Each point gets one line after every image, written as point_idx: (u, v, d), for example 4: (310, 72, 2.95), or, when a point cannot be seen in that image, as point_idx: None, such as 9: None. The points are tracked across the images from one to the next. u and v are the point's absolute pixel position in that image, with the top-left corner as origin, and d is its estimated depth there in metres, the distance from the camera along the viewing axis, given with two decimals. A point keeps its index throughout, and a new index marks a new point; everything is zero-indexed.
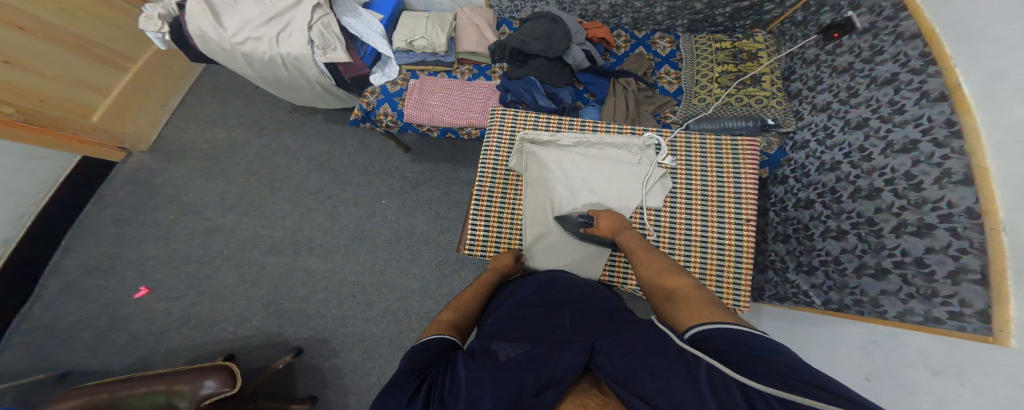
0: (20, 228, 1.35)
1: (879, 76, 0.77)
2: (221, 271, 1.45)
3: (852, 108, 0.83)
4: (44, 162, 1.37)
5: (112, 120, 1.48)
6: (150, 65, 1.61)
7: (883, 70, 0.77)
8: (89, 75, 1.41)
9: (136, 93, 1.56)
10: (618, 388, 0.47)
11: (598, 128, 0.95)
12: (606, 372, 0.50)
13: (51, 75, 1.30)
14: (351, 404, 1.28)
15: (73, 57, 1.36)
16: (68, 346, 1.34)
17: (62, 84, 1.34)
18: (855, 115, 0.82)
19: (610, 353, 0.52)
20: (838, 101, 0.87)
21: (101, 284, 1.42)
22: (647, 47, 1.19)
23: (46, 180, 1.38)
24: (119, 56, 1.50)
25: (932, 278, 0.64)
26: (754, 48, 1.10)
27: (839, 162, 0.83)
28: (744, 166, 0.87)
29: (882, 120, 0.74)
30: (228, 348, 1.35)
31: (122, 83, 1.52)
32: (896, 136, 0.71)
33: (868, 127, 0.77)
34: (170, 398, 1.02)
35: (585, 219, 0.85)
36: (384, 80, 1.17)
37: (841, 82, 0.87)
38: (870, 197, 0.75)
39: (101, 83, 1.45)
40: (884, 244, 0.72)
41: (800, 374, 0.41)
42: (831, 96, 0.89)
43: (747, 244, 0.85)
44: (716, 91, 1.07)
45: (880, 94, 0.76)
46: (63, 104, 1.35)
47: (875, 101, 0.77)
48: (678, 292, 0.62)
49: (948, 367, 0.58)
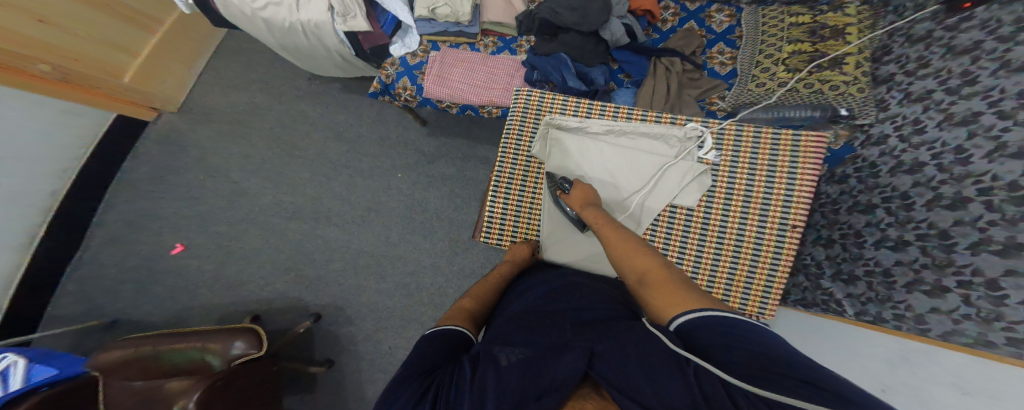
0: (63, 183, 1.40)
1: (1015, 59, 0.59)
2: (245, 235, 1.49)
3: (960, 100, 0.67)
4: (81, 118, 1.41)
5: (141, 81, 1.49)
6: (177, 25, 1.56)
7: (1022, 53, 0.59)
8: (118, 35, 1.39)
9: (164, 55, 1.54)
10: (615, 392, 0.43)
11: (634, 115, 0.86)
12: (603, 375, 0.46)
13: (80, 33, 1.28)
14: (365, 370, 1.34)
15: (101, 17, 1.32)
16: (113, 294, 1.44)
17: (90, 43, 1.32)
18: (962, 108, 0.66)
19: (607, 356, 0.48)
20: (943, 90, 0.71)
21: (139, 239, 1.50)
22: (701, 22, 1.08)
23: (83, 136, 1.43)
24: (147, 17, 1.46)
25: (1002, 301, 0.55)
26: (841, 23, 0.94)
27: (924, 163, 0.71)
28: (803, 164, 0.76)
29: (1000, 116, 0.59)
30: (253, 308, 1.42)
31: (149, 44, 1.49)
32: (1015, 137, 0.57)
33: (976, 124, 0.63)
34: (205, 355, 1.09)
35: (566, 184, 0.83)
36: (404, 51, 1.10)
37: (956, 66, 0.70)
38: (953, 206, 0.64)
39: (129, 43, 1.42)
40: (953, 260, 0.63)
41: (795, 371, 0.38)
42: (935, 83, 0.73)
43: (788, 252, 0.77)
44: (781, 76, 0.94)
45: (1010, 82, 0.59)
46: (94, 64, 1.34)
47: (998, 92, 0.61)
48: (647, 276, 0.59)
49: (980, 390, 0.53)
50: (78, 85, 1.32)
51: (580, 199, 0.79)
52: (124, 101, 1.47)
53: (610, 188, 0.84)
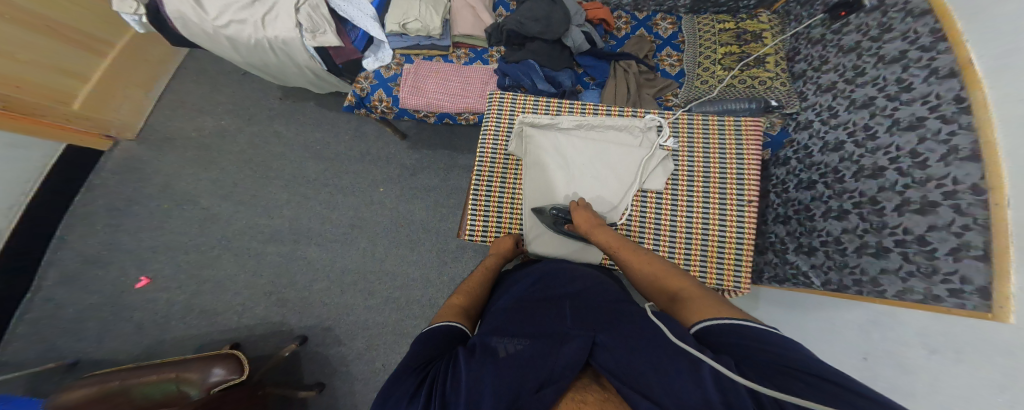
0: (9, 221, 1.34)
1: (887, 54, 0.75)
2: (220, 261, 1.45)
3: (858, 88, 0.80)
4: (28, 151, 1.35)
5: (94, 107, 1.45)
6: (128, 49, 1.54)
7: (891, 48, 0.74)
8: (68, 61, 1.36)
9: (116, 80, 1.51)
10: (618, 383, 0.48)
11: (599, 111, 0.94)
12: (607, 367, 0.50)
13: (23, 59, 1.25)
14: (357, 390, 1.30)
15: (47, 42, 1.30)
16: (73, 336, 1.35)
17: (37, 71, 1.28)
18: (861, 93, 0.79)
19: (610, 347, 0.52)
20: (843, 80, 0.85)
21: (103, 274, 1.43)
22: (649, 30, 1.18)
23: (32, 170, 1.37)
24: (97, 41, 1.44)
25: (933, 255, 0.63)
26: (757, 28, 1.10)
27: (843, 141, 0.81)
28: (747, 145, 0.86)
29: (889, 98, 0.72)
30: (232, 336, 1.36)
31: (102, 69, 1.46)
32: (902, 114, 0.69)
33: (874, 106, 0.75)
34: (180, 386, 1.04)
35: (560, 213, 0.86)
36: (377, 65, 1.14)
37: (848, 62, 0.84)
38: (874, 176, 0.73)
39: (80, 69, 1.40)
40: (886, 223, 0.71)
41: (805, 367, 0.41)
42: (836, 76, 0.87)
43: (749, 226, 0.84)
44: (719, 73, 1.05)
45: (889, 71, 0.74)
46: (43, 92, 1.30)
47: (882, 80, 0.75)
48: (683, 293, 0.61)
49: (946, 345, 0.58)
50: (25, 115, 1.27)
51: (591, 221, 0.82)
52: (76, 130, 1.43)
53: (599, 201, 0.88)
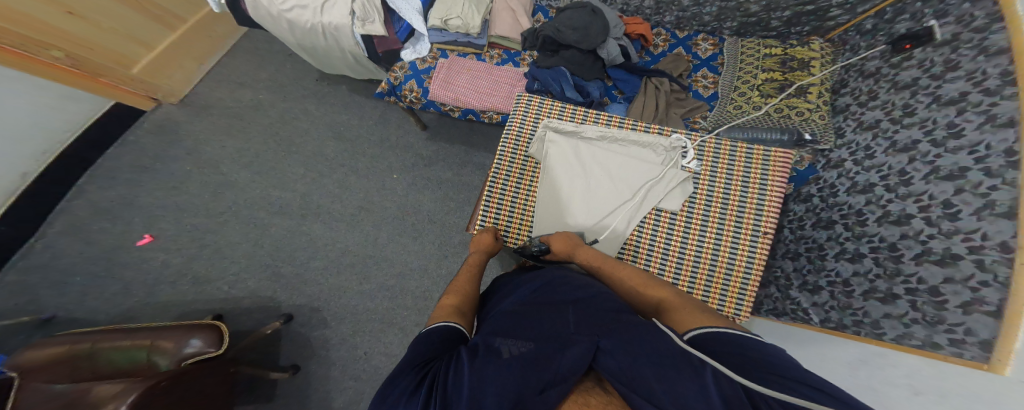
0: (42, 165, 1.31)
1: (945, 95, 0.75)
2: (224, 228, 1.41)
3: (902, 129, 0.82)
4: (79, 103, 1.34)
5: (148, 72, 1.46)
6: (195, 25, 1.56)
7: (950, 89, 0.74)
8: (139, 30, 1.40)
9: (178, 51, 1.53)
10: (622, 388, 0.47)
11: (624, 126, 0.97)
12: (611, 372, 0.49)
13: (103, 26, 1.29)
14: (334, 376, 1.25)
15: (126, 11, 1.34)
16: (56, 289, 1.28)
17: (112, 37, 1.33)
18: (904, 136, 0.81)
19: (613, 352, 0.51)
20: (889, 120, 0.86)
21: (104, 227, 1.37)
22: (688, 48, 1.24)
23: (76, 122, 1.36)
24: (171, 16, 1.48)
25: (943, 306, 0.64)
26: (807, 56, 1.13)
27: (873, 184, 0.84)
28: (771, 179, 0.88)
29: (934, 144, 0.73)
30: (219, 307, 1.31)
31: (168, 40, 1.49)
32: (944, 162, 0.70)
33: (916, 150, 0.76)
34: (151, 355, 0.96)
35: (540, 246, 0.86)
36: (414, 56, 1.17)
37: (899, 99, 0.85)
38: (898, 222, 0.75)
39: (147, 38, 1.43)
40: (901, 270, 0.72)
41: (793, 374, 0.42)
42: (882, 114, 0.89)
43: (758, 258, 0.86)
44: (755, 100, 1.10)
45: (941, 114, 0.74)
46: (107, 54, 1.33)
47: (932, 123, 0.75)
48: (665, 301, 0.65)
49: (931, 389, 0.59)
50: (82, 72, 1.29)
51: (568, 242, 0.84)
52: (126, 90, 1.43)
53: (602, 213, 0.90)
